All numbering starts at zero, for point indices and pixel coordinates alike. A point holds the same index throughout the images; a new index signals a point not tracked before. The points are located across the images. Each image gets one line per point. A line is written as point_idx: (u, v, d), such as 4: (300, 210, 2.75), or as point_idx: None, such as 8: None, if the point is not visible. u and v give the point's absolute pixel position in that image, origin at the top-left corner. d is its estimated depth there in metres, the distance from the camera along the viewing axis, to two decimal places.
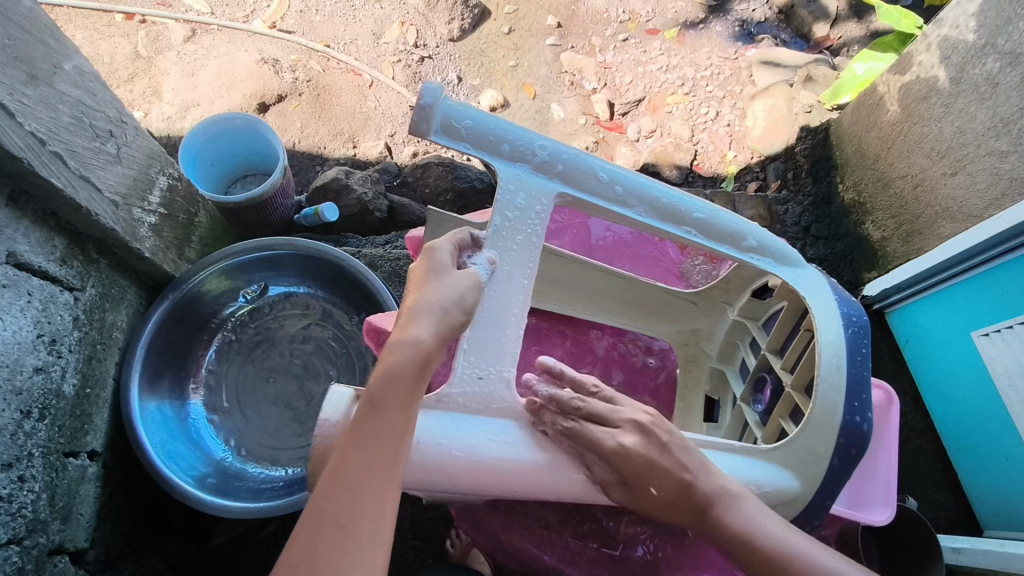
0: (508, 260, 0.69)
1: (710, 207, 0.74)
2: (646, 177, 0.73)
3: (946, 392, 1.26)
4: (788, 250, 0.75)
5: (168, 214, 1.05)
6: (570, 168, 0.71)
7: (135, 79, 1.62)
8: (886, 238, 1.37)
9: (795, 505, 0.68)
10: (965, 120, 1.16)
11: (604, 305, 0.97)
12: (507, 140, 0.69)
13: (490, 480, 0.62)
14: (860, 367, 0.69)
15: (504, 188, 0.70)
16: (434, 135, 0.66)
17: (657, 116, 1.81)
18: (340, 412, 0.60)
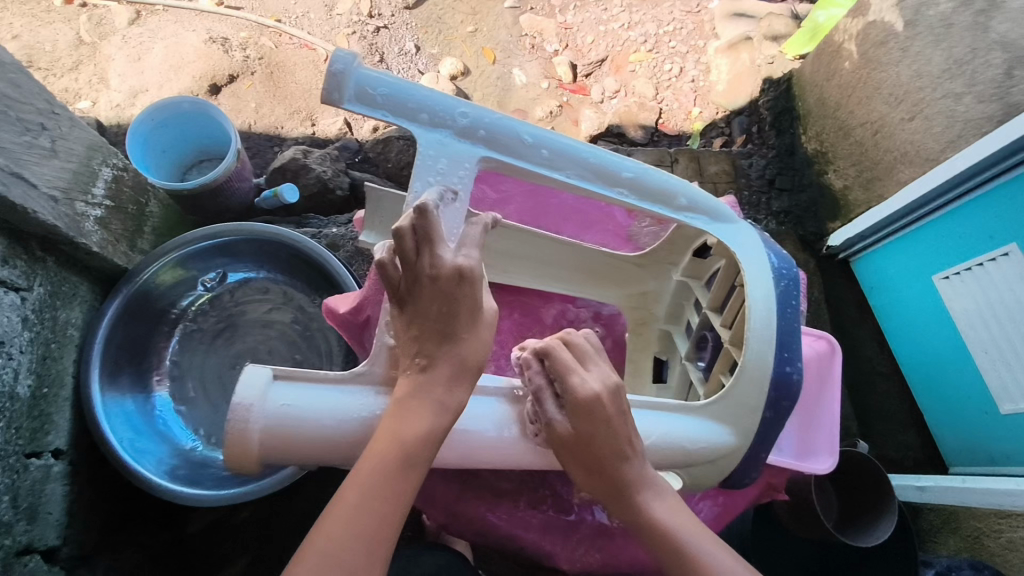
0: (434, 232, 0.66)
1: (640, 166, 0.73)
2: (574, 139, 0.71)
3: (909, 336, 1.28)
4: (717, 206, 0.75)
5: (116, 206, 1.02)
6: (494, 132, 0.68)
7: (80, 66, 1.56)
8: (848, 187, 1.37)
9: (731, 458, 0.70)
10: (921, 63, 1.15)
11: (553, 274, 0.97)
12: (426, 108, 0.66)
13: None
14: (790, 319, 0.72)
15: (425, 155, 0.67)
16: (347, 103, 0.63)
17: (620, 75, 1.78)
18: (257, 394, 0.61)
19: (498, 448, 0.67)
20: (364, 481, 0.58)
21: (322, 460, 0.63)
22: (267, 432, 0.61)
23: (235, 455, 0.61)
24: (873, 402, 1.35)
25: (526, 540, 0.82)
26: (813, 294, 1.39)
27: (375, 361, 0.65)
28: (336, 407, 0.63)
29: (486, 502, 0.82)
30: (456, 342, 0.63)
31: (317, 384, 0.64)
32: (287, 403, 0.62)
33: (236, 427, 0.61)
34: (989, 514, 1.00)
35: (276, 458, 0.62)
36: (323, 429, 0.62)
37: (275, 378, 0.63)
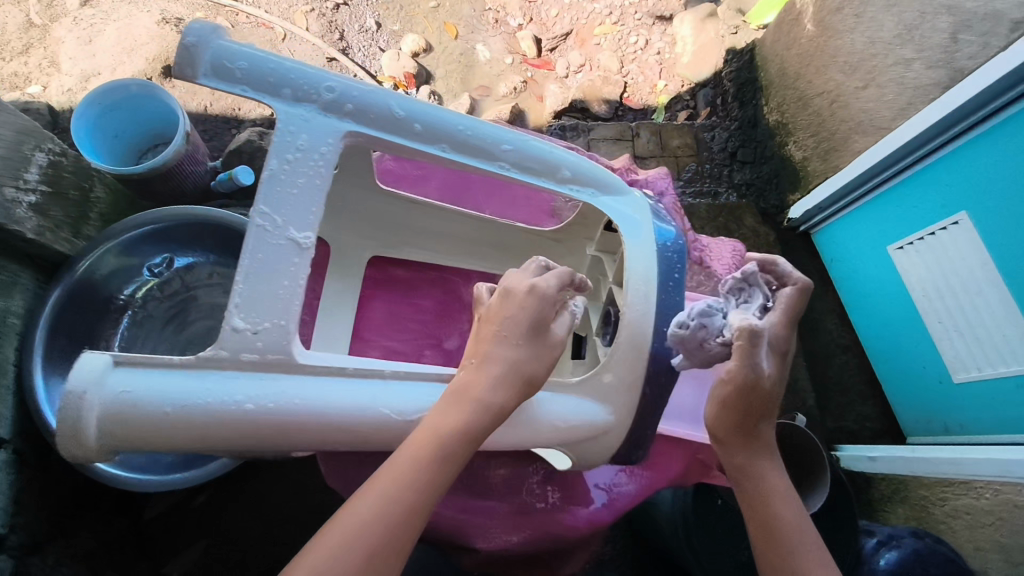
0: (285, 212, 0.61)
1: (518, 139, 0.72)
2: (448, 111, 0.70)
3: (868, 307, 1.28)
4: (599, 177, 0.76)
5: (55, 192, 1.01)
6: (362, 105, 0.66)
7: (30, 50, 1.52)
8: (807, 158, 1.34)
9: (614, 436, 0.70)
10: (874, 29, 1.14)
11: (474, 251, 0.98)
12: (288, 83, 0.63)
13: (288, 437, 0.57)
14: (671, 293, 0.73)
15: (283, 130, 0.63)
16: (203, 78, 0.60)
17: (585, 49, 1.75)
18: (89, 382, 0.53)
19: (369, 432, 0.59)
20: (399, 477, 0.55)
21: (174, 446, 0.56)
22: (104, 422, 0.53)
23: (68, 447, 0.53)
24: (834, 374, 1.35)
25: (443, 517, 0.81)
26: None
27: (225, 342, 0.56)
28: (188, 394, 0.55)
29: None
30: (502, 343, 0.62)
31: (161, 367, 0.55)
32: (128, 390, 0.54)
33: (65, 418, 0.53)
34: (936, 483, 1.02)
35: (123, 447, 0.55)
36: (167, 416, 0.54)
37: (116, 364, 0.55)
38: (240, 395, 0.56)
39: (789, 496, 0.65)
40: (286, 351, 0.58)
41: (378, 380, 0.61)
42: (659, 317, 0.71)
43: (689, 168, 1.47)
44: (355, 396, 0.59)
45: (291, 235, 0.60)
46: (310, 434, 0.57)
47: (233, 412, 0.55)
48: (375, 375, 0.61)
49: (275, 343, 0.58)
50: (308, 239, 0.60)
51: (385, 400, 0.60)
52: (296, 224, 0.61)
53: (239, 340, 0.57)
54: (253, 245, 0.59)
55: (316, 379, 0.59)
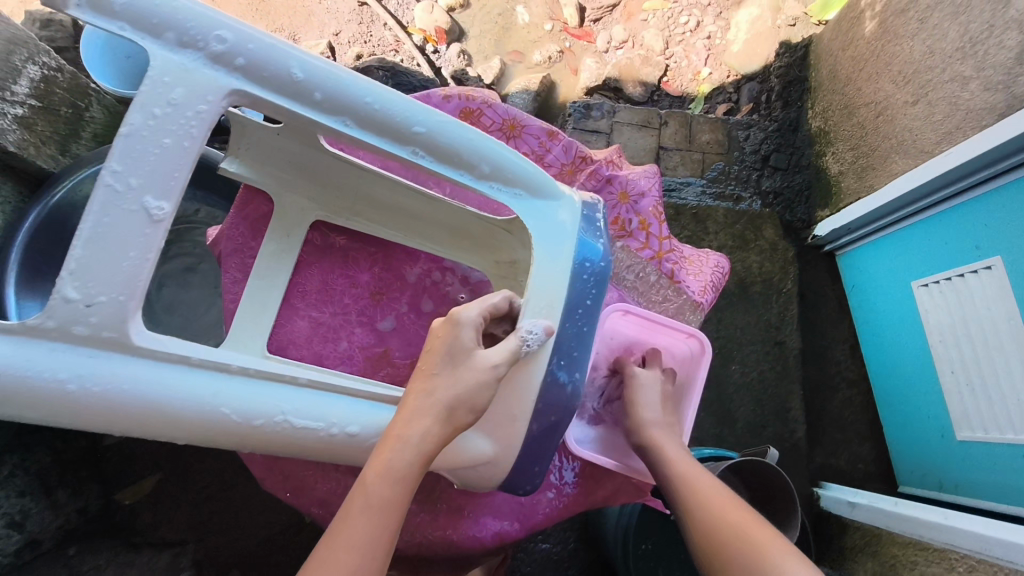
0: (141, 174, 0.55)
1: (437, 121, 0.64)
2: (360, 79, 0.62)
3: (882, 347, 1.19)
4: (526, 178, 0.68)
5: (44, 107, 0.99)
6: (256, 61, 0.58)
7: None
8: (842, 173, 1.25)
9: (500, 465, 0.66)
10: (935, 38, 1.02)
11: (419, 229, 0.87)
12: (172, 25, 0.55)
13: (127, 420, 0.54)
14: (578, 322, 0.67)
15: (156, 78, 0.55)
16: (74, 10, 0.52)
17: (630, 24, 1.63)
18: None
19: (206, 429, 0.57)
20: (353, 534, 0.52)
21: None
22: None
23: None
24: (833, 408, 1.27)
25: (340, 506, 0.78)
26: (787, 285, 1.29)
27: (54, 313, 0.51)
28: (11, 366, 0.51)
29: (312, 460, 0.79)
30: (436, 379, 0.59)
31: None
32: None
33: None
34: (910, 544, 0.94)
35: None
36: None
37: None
38: (65, 374, 0.52)
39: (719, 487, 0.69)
40: (121, 331, 0.53)
41: (221, 375, 0.57)
42: (556, 353, 0.65)
43: (715, 167, 1.37)
44: (196, 391, 0.56)
45: (144, 203, 0.54)
46: (142, 422, 0.55)
47: (56, 392, 0.52)
48: (220, 369, 0.57)
49: (111, 322, 0.53)
50: (163, 212, 0.55)
51: (227, 398, 0.57)
52: (153, 195, 0.55)
53: (69, 313, 0.52)
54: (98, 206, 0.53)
55: (157, 367, 0.55)
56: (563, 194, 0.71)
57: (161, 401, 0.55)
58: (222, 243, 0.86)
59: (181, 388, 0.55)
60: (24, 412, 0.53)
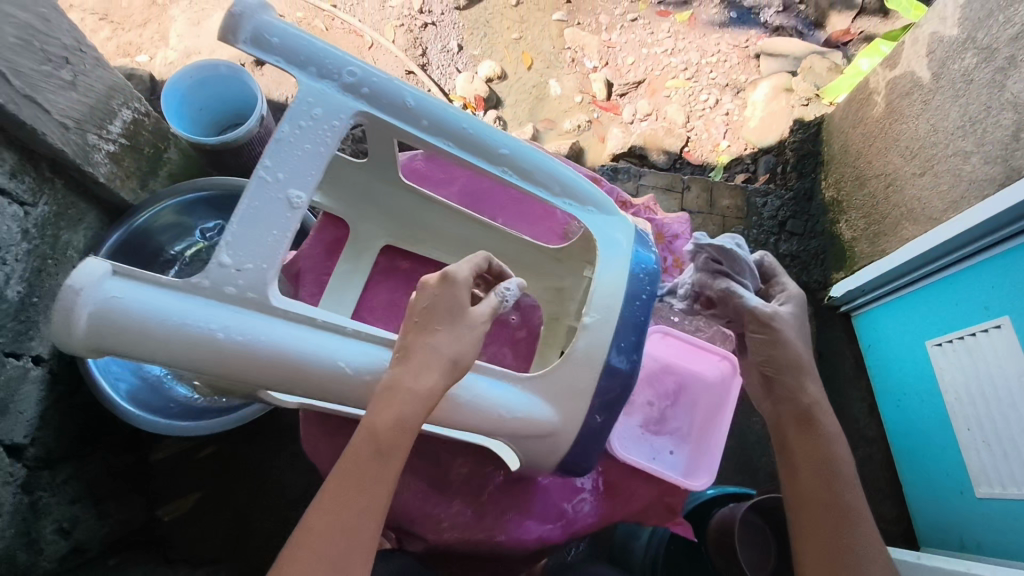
0: (287, 169, 0.66)
1: (522, 146, 0.75)
2: (456, 109, 0.73)
3: (899, 403, 1.23)
4: (592, 196, 0.78)
5: (130, 145, 1.10)
6: (377, 91, 0.70)
7: (148, 24, 1.67)
8: (856, 238, 1.33)
9: (562, 440, 0.72)
10: (939, 117, 1.11)
11: (476, 256, 0.95)
12: (315, 62, 0.68)
13: (261, 368, 0.62)
14: (637, 313, 0.74)
15: (301, 99, 0.68)
16: (242, 44, 0.65)
17: (654, 99, 1.78)
18: (90, 281, 0.58)
19: (328, 384, 0.64)
20: (363, 483, 0.61)
21: (149, 356, 0.61)
22: (92, 319, 0.58)
23: (56, 333, 0.58)
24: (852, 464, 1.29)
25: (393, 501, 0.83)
26: None
27: (211, 274, 0.61)
28: (172, 315, 0.60)
29: None
30: (434, 337, 0.64)
31: (152, 284, 0.60)
32: (120, 297, 0.58)
33: (60, 302, 0.57)
34: None
35: (108, 350, 0.60)
36: (155, 327, 0.59)
37: (113, 273, 0.59)
38: (216, 325, 0.61)
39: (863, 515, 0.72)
40: (261, 293, 0.63)
41: (339, 336, 0.65)
42: (617, 336, 0.73)
43: (735, 230, 1.46)
44: (321, 347, 0.64)
45: (288, 193, 0.65)
46: (275, 373, 0.63)
47: (209, 338, 0.61)
48: (338, 332, 0.66)
49: (256, 284, 0.62)
50: (300, 201, 0.66)
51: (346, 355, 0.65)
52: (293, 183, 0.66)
53: (223, 275, 0.62)
54: (253, 193, 0.65)
55: (288, 324, 0.64)
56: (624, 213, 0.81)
57: (293, 351, 0.63)
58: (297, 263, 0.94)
59: (310, 342, 0.64)
60: (173, 360, 0.61)
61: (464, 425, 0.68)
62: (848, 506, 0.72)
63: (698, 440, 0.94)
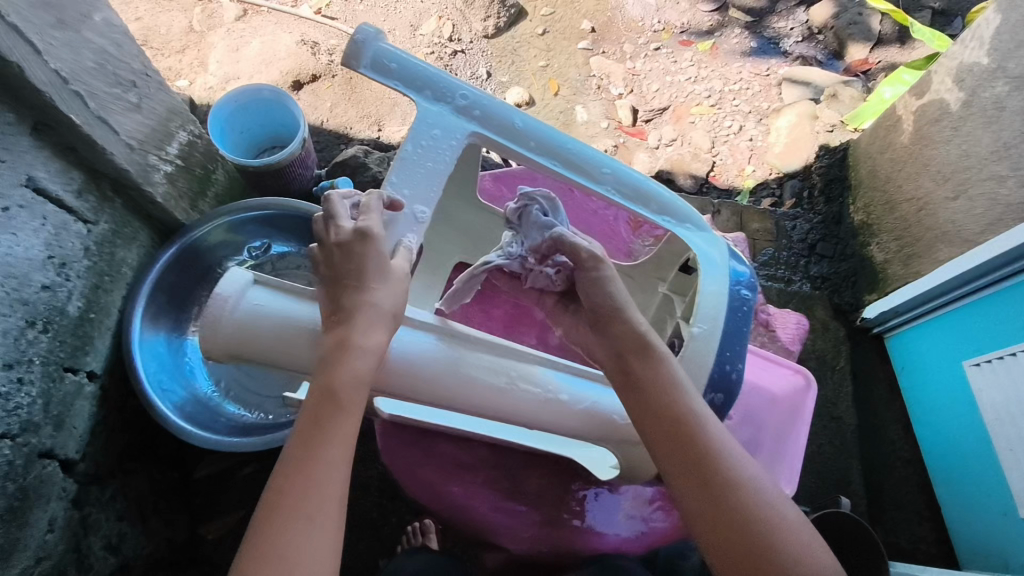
0: (413, 188, 0.78)
1: (620, 166, 0.83)
2: (560, 131, 0.82)
3: (936, 424, 1.23)
4: (687, 212, 0.85)
5: (184, 166, 1.12)
6: (487, 113, 0.80)
7: (186, 50, 1.73)
8: (888, 261, 1.35)
9: None
10: (971, 143, 1.15)
11: None
12: (432, 87, 0.79)
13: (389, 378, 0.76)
14: (740, 323, 0.81)
15: (424, 123, 0.79)
16: (362, 69, 0.74)
17: (679, 125, 1.81)
18: (235, 291, 0.74)
19: (459, 391, 0.77)
20: (322, 442, 0.61)
21: (277, 360, 0.75)
22: (235, 326, 0.73)
23: (205, 340, 0.73)
24: (888, 487, 1.29)
25: (477, 508, 0.93)
26: (840, 363, 1.35)
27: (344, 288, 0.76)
28: (293, 316, 0.74)
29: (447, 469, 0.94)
30: (368, 293, 0.67)
31: (287, 293, 0.76)
32: (258, 302, 0.74)
33: (211, 314, 0.73)
34: None
35: (239, 350, 0.74)
36: (280, 326, 0.74)
37: (255, 282, 0.76)
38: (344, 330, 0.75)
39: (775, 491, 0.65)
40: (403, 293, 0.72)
41: (466, 348, 0.78)
42: (725, 344, 0.79)
43: (765, 252, 1.48)
44: (452, 359, 0.77)
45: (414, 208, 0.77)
46: (411, 382, 0.76)
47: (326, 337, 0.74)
48: (466, 343, 0.79)
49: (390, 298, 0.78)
50: (424, 215, 0.77)
51: (474, 367, 0.77)
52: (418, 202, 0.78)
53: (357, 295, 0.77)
54: (385, 209, 0.76)
55: (422, 338, 0.77)
56: (717, 232, 0.88)
57: (419, 361, 0.76)
58: None
59: (444, 353, 0.77)
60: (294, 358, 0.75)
61: (577, 426, 0.80)
62: (746, 485, 0.64)
63: (772, 453, 0.99)
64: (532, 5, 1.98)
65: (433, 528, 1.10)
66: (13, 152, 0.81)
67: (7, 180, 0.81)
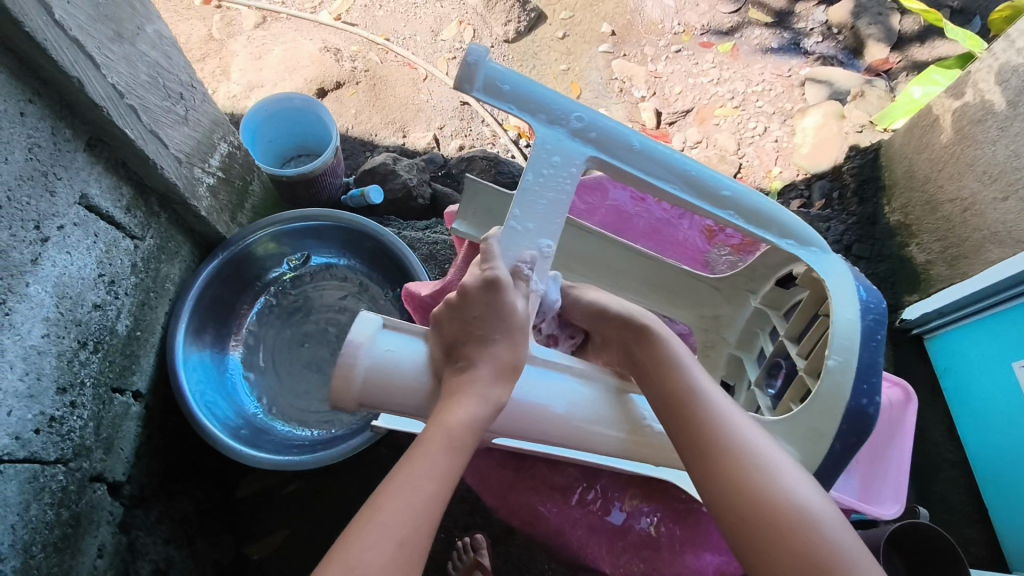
0: (535, 220, 0.78)
1: (739, 187, 0.82)
2: (675, 152, 0.81)
3: (982, 425, 1.22)
4: (809, 233, 0.83)
5: (225, 178, 1.10)
6: (604, 135, 0.79)
7: (206, 59, 1.71)
8: (931, 262, 1.37)
9: None
10: (1019, 143, 1.14)
11: (627, 284, 1.06)
12: (545, 110, 0.77)
13: (527, 424, 0.72)
14: (874, 352, 0.77)
15: (542, 148, 0.78)
16: (476, 92, 0.73)
17: (703, 127, 1.79)
18: (368, 337, 0.69)
19: (567, 428, 0.73)
20: (412, 473, 0.60)
21: (407, 408, 0.71)
22: (368, 375, 0.68)
23: (337, 392, 0.68)
24: (936, 489, 1.28)
25: (569, 534, 0.96)
26: None
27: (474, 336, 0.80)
28: (415, 358, 0.71)
29: (538, 493, 0.96)
30: (486, 344, 0.70)
31: (418, 337, 0.72)
32: (387, 349, 0.70)
33: (345, 362, 0.68)
34: None
35: (371, 402, 0.69)
36: (408, 370, 0.70)
37: (383, 326, 0.72)
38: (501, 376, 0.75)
39: (775, 469, 0.61)
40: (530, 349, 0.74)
41: (572, 381, 0.75)
42: (860, 377, 0.75)
43: None
44: (563, 396, 0.74)
45: (539, 243, 0.77)
46: (527, 421, 0.72)
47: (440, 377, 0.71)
48: (573, 378, 0.75)
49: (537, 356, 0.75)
50: (549, 249, 0.78)
51: (578, 404, 0.74)
52: (541, 236, 0.78)
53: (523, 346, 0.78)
54: (508, 240, 0.77)
55: (550, 381, 0.74)
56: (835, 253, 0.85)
57: (548, 405, 0.73)
58: (422, 292, 0.99)
59: (558, 390, 0.74)
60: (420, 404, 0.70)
61: None
62: (744, 467, 0.61)
63: (872, 471, 0.94)
64: (551, 9, 1.97)
65: (484, 544, 1.06)
66: (68, 169, 0.79)
67: (63, 199, 0.79)
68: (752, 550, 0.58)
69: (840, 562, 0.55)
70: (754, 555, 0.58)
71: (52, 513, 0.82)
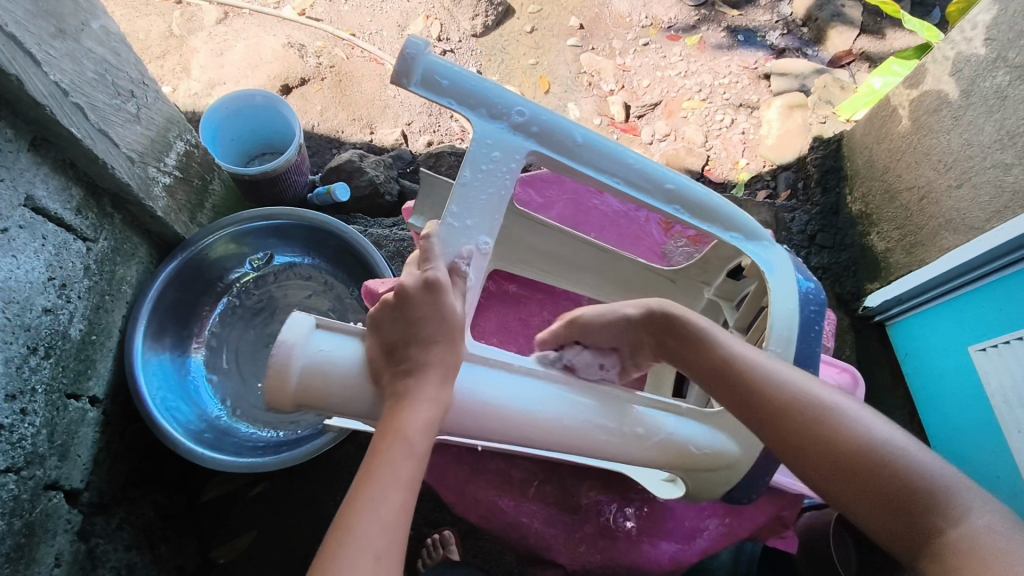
0: (473, 216, 0.78)
1: (683, 180, 0.82)
2: (618, 144, 0.81)
3: (940, 409, 1.26)
4: (753, 225, 0.84)
5: (183, 178, 1.07)
6: (546, 129, 0.79)
7: (166, 56, 1.68)
8: (890, 250, 1.39)
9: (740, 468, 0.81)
10: (972, 132, 1.17)
11: (583, 278, 1.07)
12: (485, 104, 0.77)
13: (492, 422, 0.72)
14: (811, 342, 0.79)
15: (482, 143, 0.78)
16: (414, 86, 0.73)
17: (672, 120, 1.80)
18: (300, 337, 0.68)
19: (534, 426, 0.73)
20: (377, 481, 0.61)
21: (344, 409, 0.70)
22: (302, 374, 0.68)
23: (271, 393, 0.67)
24: None
25: (529, 526, 0.93)
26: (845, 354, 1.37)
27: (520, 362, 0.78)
28: (348, 358, 0.70)
29: (494, 486, 0.94)
30: (430, 347, 0.70)
31: (352, 336, 0.72)
32: (320, 349, 0.69)
33: (277, 362, 0.67)
34: None
35: (306, 402, 0.69)
36: (342, 371, 0.69)
37: (317, 325, 0.71)
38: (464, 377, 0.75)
39: (835, 411, 0.66)
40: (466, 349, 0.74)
41: (533, 379, 0.75)
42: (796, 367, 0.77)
43: None
44: (529, 394, 0.74)
45: (477, 240, 0.77)
46: (486, 422, 0.72)
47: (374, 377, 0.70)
48: (533, 375, 0.75)
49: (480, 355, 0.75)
50: (487, 246, 0.78)
51: (549, 403, 0.74)
52: (478, 233, 0.78)
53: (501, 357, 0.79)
54: (447, 237, 0.77)
55: (502, 376, 0.74)
56: (779, 245, 0.86)
57: (511, 403, 0.72)
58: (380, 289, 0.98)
59: (517, 386, 0.74)
60: (354, 404, 0.70)
61: (655, 458, 0.78)
62: (811, 418, 0.65)
63: None
64: (518, 2, 1.96)
65: (453, 540, 1.06)
66: (12, 170, 0.77)
67: (7, 201, 0.77)
68: (842, 487, 0.64)
69: (923, 477, 0.61)
70: (850, 491, 0.63)
71: (3, 524, 0.81)
